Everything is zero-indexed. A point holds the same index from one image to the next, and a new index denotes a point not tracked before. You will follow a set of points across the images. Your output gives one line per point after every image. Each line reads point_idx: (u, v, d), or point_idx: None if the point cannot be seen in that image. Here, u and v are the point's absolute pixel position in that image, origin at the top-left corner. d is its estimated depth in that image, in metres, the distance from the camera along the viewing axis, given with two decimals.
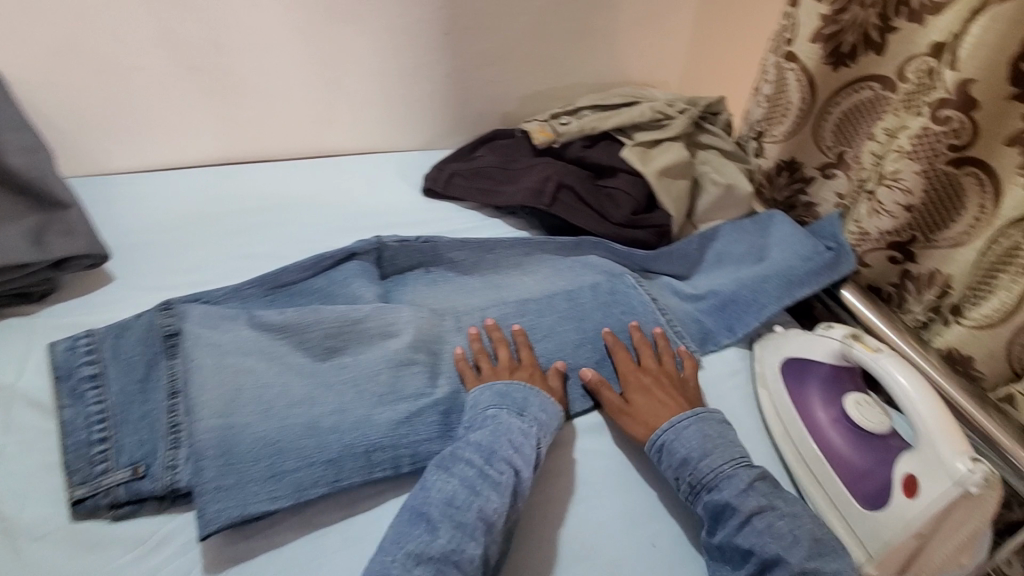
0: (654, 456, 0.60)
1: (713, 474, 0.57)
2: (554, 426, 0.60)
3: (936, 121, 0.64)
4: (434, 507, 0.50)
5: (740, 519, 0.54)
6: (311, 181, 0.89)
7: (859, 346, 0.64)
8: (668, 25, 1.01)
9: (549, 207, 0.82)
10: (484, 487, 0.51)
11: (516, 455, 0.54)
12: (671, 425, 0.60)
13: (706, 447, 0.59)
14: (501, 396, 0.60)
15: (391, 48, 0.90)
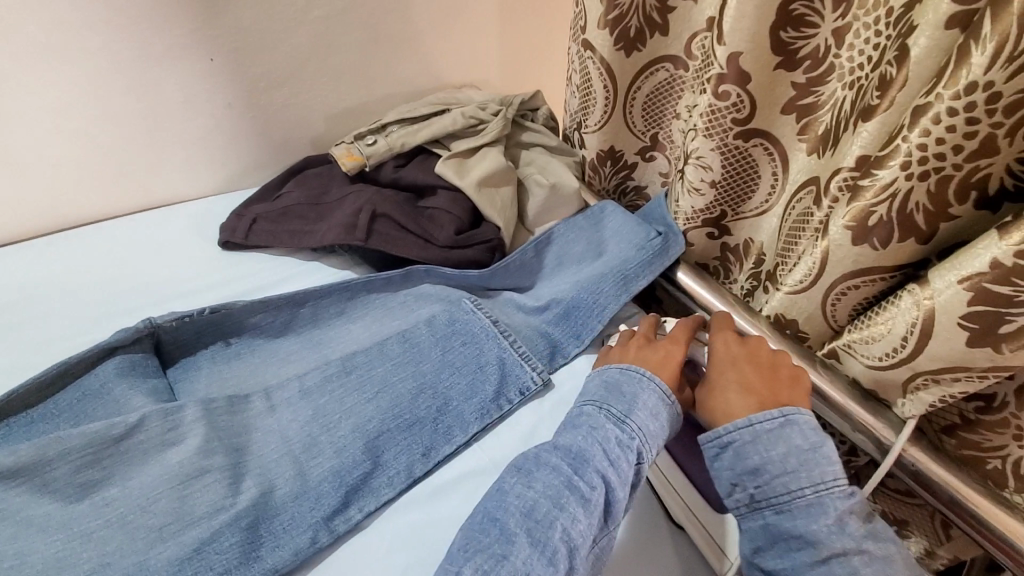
0: (716, 450, 0.54)
1: (790, 497, 0.50)
2: (665, 433, 0.56)
3: (718, 97, 0.64)
4: (513, 517, 0.47)
5: (810, 557, 0.47)
6: (76, 259, 0.74)
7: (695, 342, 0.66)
8: (471, 21, 0.95)
9: (365, 241, 0.73)
10: (571, 500, 0.48)
11: (611, 468, 0.51)
12: (750, 421, 0.53)
13: (791, 463, 0.50)
14: (607, 391, 0.57)
15: (143, 83, 0.75)
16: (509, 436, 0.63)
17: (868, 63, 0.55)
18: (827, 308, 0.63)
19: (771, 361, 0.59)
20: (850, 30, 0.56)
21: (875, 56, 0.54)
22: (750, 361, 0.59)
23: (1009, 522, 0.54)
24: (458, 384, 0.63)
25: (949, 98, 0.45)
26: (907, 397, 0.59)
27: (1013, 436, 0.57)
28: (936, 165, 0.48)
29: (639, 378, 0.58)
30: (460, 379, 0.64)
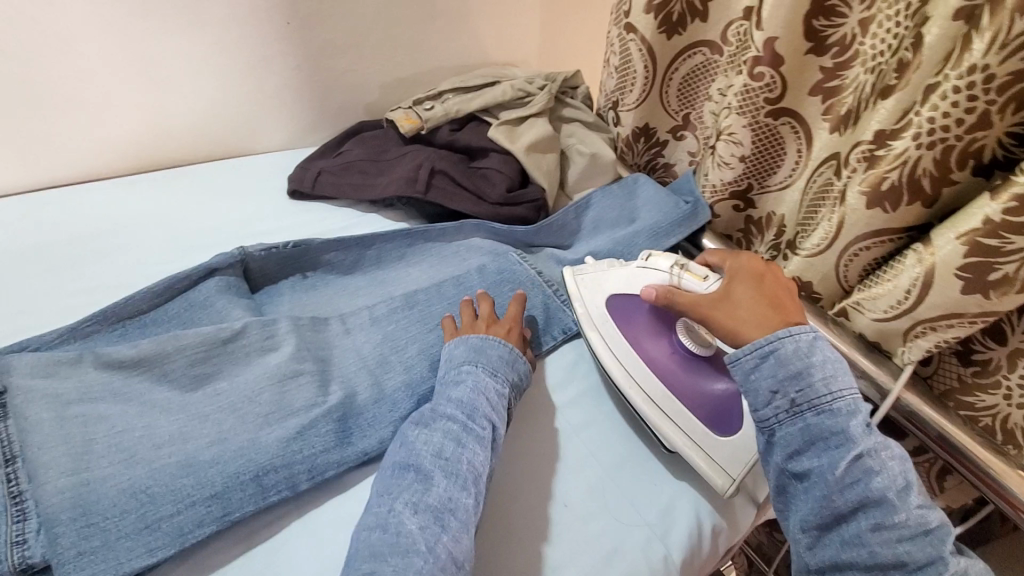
0: (754, 360, 0.55)
1: (830, 398, 0.52)
2: (524, 383, 0.62)
3: (753, 78, 0.72)
4: (425, 458, 0.52)
5: (849, 454, 0.50)
6: (155, 196, 0.80)
7: (689, 276, 0.65)
8: (518, 6, 1.03)
9: (424, 194, 0.80)
10: (469, 440, 0.53)
11: (493, 410, 0.57)
12: (792, 334, 0.54)
13: (828, 369, 0.53)
14: (476, 352, 0.61)
15: (228, 41, 0.81)
16: (551, 370, 0.70)
17: (887, 51, 0.62)
18: (840, 268, 0.71)
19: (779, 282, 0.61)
20: (874, 21, 0.64)
21: (895, 44, 0.61)
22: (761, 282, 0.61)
23: (994, 462, 0.63)
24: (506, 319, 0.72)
25: (955, 78, 0.53)
26: (905, 344, 0.67)
27: (1003, 395, 0.66)
28: (942, 136, 0.56)
29: (504, 349, 0.62)
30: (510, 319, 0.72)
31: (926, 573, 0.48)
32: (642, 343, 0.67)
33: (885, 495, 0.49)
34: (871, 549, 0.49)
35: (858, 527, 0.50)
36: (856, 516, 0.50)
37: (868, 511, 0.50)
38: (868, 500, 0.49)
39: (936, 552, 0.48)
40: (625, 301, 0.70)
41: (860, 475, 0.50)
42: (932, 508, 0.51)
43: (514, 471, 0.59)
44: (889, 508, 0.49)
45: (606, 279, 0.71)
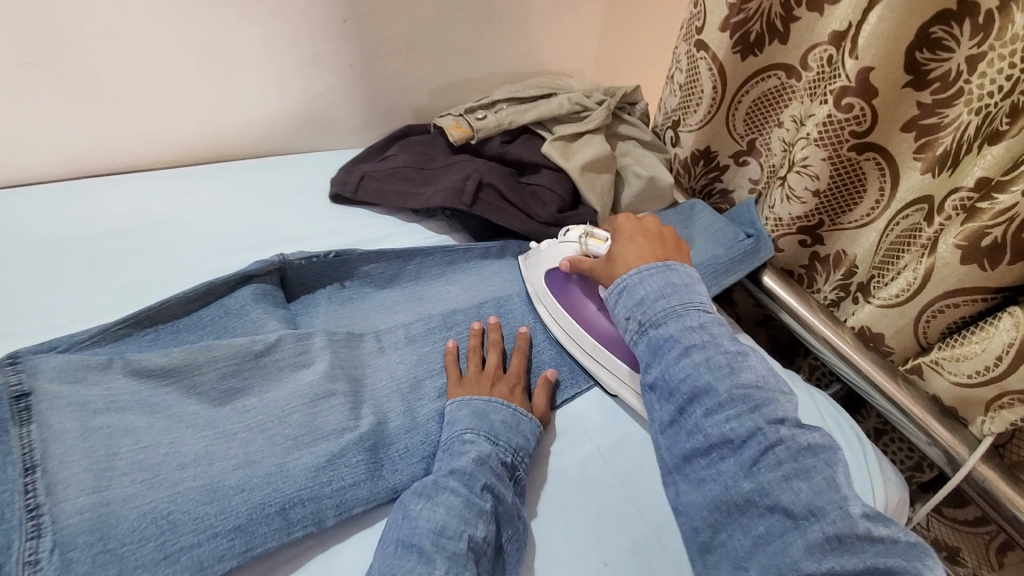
0: (614, 298, 0.63)
1: (662, 313, 0.60)
2: (532, 448, 0.57)
3: (839, 108, 0.66)
4: (425, 538, 0.47)
5: (676, 354, 0.57)
6: (196, 191, 0.78)
7: (593, 241, 0.70)
8: (580, 14, 0.98)
9: (470, 207, 0.76)
10: (474, 516, 0.49)
11: (496, 480, 0.52)
12: (637, 272, 0.63)
13: (667, 293, 0.61)
14: (479, 417, 0.56)
15: (283, 36, 0.78)
16: (594, 408, 0.65)
17: (998, 92, 0.56)
18: (919, 325, 0.66)
19: (655, 233, 0.69)
20: (984, 59, 0.56)
21: (1008, 86, 0.55)
22: (643, 237, 0.68)
23: None
24: (547, 349, 0.68)
25: None
26: (988, 414, 0.61)
27: None
28: None
29: (508, 412, 0.58)
30: (550, 349, 0.68)
31: (749, 446, 0.51)
32: (575, 304, 0.70)
33: (712, 383, 0.54)
34: (704, 433, 0.53)
35: (696, 417, 0.54)
36: (692, 406, 0.55)
37: (700, 400, 0.55)
38: (698, 390, 0.55)
39: (755, 423, 0.51)
40: (555, 273, 0.71)
41: (689, 371, 0.56)
42: (772, 396, 0.54)
43: (550, 519, 0.55)
44: (721, 394, 0.54)
45: (539, 256, 0.72)
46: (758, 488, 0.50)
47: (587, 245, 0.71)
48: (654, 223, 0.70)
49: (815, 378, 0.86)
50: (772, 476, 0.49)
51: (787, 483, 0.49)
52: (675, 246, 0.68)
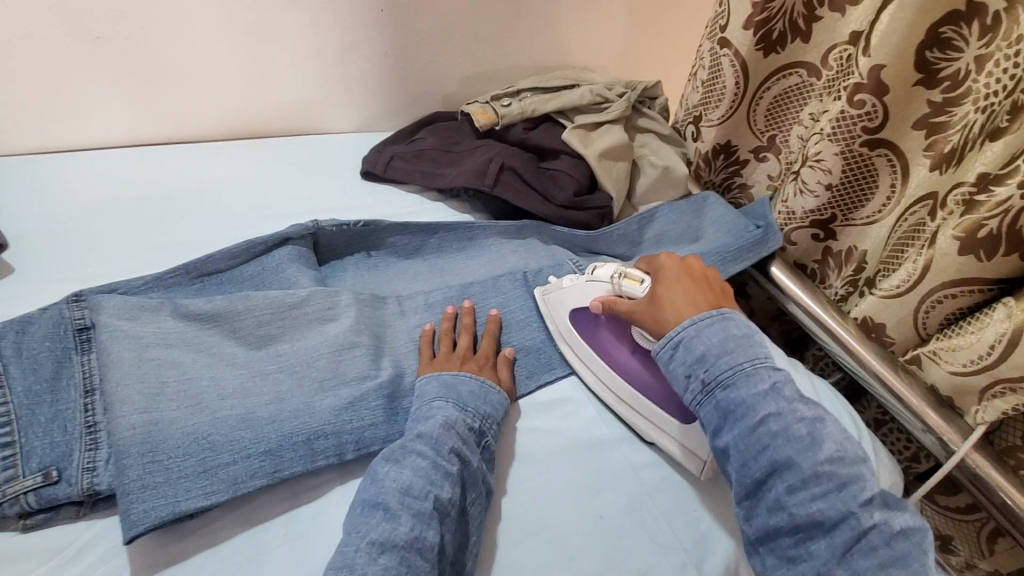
0: (668, 351, 0.58)
1: (731, 371, 0.54)
2: (501, 416, 0.59)
3: (851, 104, 0.69)
4: (391, 496, 0.48)
5: (752, 422, 0.51)
6: (238, 163, 0.84)
7: (625, 282, 0.65)
8: (606, 12, 1.03)
9: (492, 187, 0.81)
10: (440, 477, 0.50)
11: (463, 445, 0.54)
12: (694, 322, 0.57)
13: (729, 347, 0.55)
14: (447, 389, 0.59)
15: (325, 22, 0.84)
16: None
17: (1002, 91, 0.58)
18: (919, 316, 0.68)
19: (702, 276, 0.64)
20: (991, 59, 0.59)
21: (1011, 86, 0.57)
22: (690, 280, 0.62)
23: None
24: None
25: None
26: (981, 403, 0.63)
27: None
28: None
29: (475, 383, 0.60)
30: None
31: (841, 529, 0.46)
32: (607, 348, 0.66)
33: (794, 459, 0.49)
34: (789, 512, 0.48)
35: (777, 492, 0.49)
36: (772, 480, 0.50)
37: (782, 474, 0.49)
38: (778, 464, 0.49)
39: (845, 503, 0.47)
40: (583, 314, 0.68)
41: (768, 442, 0.50)
42: (854, 469, 0.49)
43: (553, 473, 0.58)
44: (803, 471, 0.49)
45: (562, 295, 0.68)
46: None
47: (620, 284, 0.65)
48: (700, 265, 0.65)
49: (818, 369, 0.88)
50: (867, 564, 0.45)
51: (882, 571, 0.45)
52: (721, 290, 0.64)
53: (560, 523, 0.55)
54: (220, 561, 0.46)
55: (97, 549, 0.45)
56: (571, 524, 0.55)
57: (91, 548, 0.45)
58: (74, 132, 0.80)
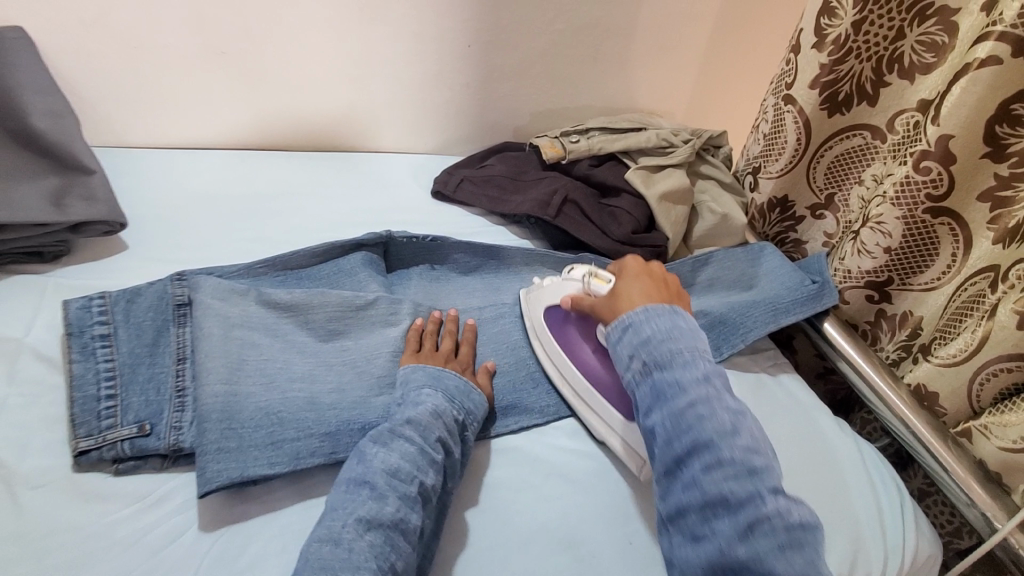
0: (617, 332, 0.60)
1: (669, 353, 0.55)
2: (482, 414, 0.61)
3: (917, 171, 0.70)
4: (378, 477, 0.50)
5: (679, 403, 0.52)
6: (322, 172, 0.91)
7: (594, 280, 0.70)
8: (677, 62, 1.07)
9: (553, 218, 0.85)
10: (424, 464, 0.52)
11: (448, 435, 0.55)
12: (645, 309, 0.59)
13: (673, 333, 0.56)
14: (433, 379, 0.60)
15: (417, 54, 0.91)
16: None
17: None
18: (973, 388, 0.68)
19: (661, 276, 0.67)
20: None
21: None
22: (648, 278, 0.66)
23: None
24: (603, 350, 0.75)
25: None
26: None
27: None
28: None
29: (460, 381, 0.62)
30: None
31: (745, 509, 0.45)
32: (573, 341, 0.69)
33: (714, 439, 0.49)
34: (702, 490, 0.47)
35: (693, 471, 0.49)
36: (690, 459, 0.49)
37: (701, 454, 0.49)
38: (699, 444, 0.49)
39: (756, 488, 0.46)
40: (555, 311, 0.72)
41: (693, 421, 0.50)
42: (773, 464, 0.48)
43: (588, 492, 0.60)
44: (720, 453, 0.48)
45: (540, 291, 0.73)
46: (751, 557, 0.43)
47: (590, 284, 0.70)
48: (661, 269, 0.70)
49: (866, 432, 0.87)
50: (767, 545, 0.43)
51: (781, 554, 0.42)
52: (676, 293, 0.67)
53: (592, 541, 0.56)
54: (278, 526, 0.50)
55: (173, 501, 0.50)
56: (602, 543, 0.56)
57: (167, 500, 0.50)
58: (188, 132, 0.89)
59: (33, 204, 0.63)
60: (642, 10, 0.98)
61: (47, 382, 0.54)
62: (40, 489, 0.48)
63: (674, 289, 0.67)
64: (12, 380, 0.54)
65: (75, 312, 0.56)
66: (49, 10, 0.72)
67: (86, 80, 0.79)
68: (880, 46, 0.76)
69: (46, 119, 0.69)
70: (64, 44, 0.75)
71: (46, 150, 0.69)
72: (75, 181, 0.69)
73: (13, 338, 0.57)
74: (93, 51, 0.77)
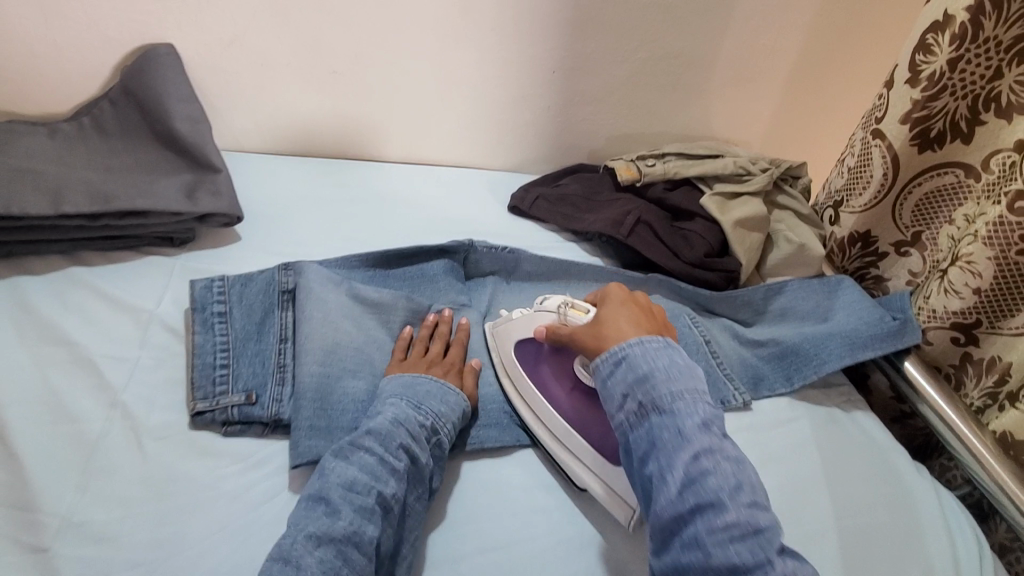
0: (611, 367, 0.56)
1: (670, 397, 0.52)
2: (456, 418, 0.60)
3: (1012, 211, 0.67)
4: (333, 491, 0.50)
5: (682, 454, 0.50)
6: (411, 184, 0.98)
7: (572, 311, 0.64)
8: (756, 92, 1.08)
9: (625, 237, 0.88)
10: (384, 473, 0.52)
11: (412, 441, 0.55)
12: (641, 342, 0.56)
13: (671, 373, 0.54)
14: (406, 387, 0.61)
15: (505, 78, 0.97)
16: None
17: None
18: None
19: (646, 305, 0.64)
20: None
21: None
22: (634, 306, 0.62)
23: None
24: None
25: None
26: None
27: None
28: None
29: (435, 386, 0.62)
30: None
31: None
32: (546, 377, 0.65)
33: (720, 498, 0.47)
34: (705, 551, 0.46)
35: (695, 530, 0.47)
36: (692, 516, 0.48)
37: (704, 512, 0.47)
38: (703, 502, 0.47)
39: (763, 552, 0.45)
40: (527, 347, 0.68)
41: (696, 475, 0.49)
42: (776, 520, 0.48)
43: None
44: (726, 512, 0.47)
45: (510, 325, 0.68)
46: None
47: (566, 314, 0.64)
48: (642, 296, 0.66)
49: (943, 480, 0.83)
50: None
51: None
52: (660, 322, 0.64)
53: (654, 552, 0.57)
54: None
55: (270, 466, 0.55)
56: None
57: (266, 463, 0.55)
58: (294, 141, 0.98)
59: (169, 196, 0.73)
60: (725, 42, 1.01)
61: (171, 349, 0.62)
62: (162, 441, 0.54)
63: (660, 319, 0.63)
64: (144, 345, 0.61)
65: (200, 290, 0.64)
66: (194, 31, 0.83)
67: (216, 91, 0.90)
68: (976, 85, 0.74)
69: (186, 124, 0.80)
70: (203, 60, 0.86)
71: (186, 151, 0.79)
72: (205, 178, 0.78)
73: (146, 309, 0.65)
74: (228, 67, 0.87)
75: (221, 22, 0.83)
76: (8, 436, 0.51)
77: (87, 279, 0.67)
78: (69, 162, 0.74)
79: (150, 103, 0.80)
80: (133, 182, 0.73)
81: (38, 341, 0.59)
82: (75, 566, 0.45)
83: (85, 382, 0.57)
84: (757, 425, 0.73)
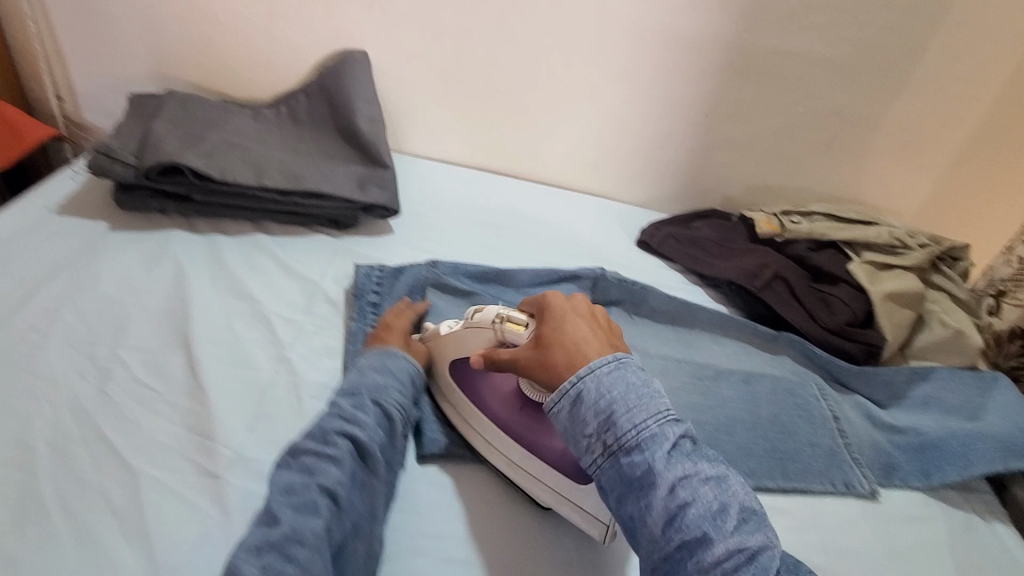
0: (565, 406, 0.51)
1: (635, 434, 0.48)
2: (396, 386, 0.59)
3: None
4: (272, 499, 0.48)
5: (657, 495, 0.46)
6: (546, 204, 1.01)
7: (512, 326, 0.59)
8: (921, 162, 1.02)
9: (759, 290, 0.86)
10: (321, 464, 0.50)
11: (348, 424, 0.53)
12: (591, 370, 0.51)
13: (631, 400, 0.49)
14: (348, 377, 0.60)
15: (658, 113, 0.99)
16: (829, 510, 0.67)
17: None
18: None
19: (590, 312, 0.59)
20: None
21: None
22: (582, 317, 0.58)
23: None
24: (795, 437, 0.71)
25: None
26: None
27: None
28: None
29: (375, 358, 0.61)
30: (796, 440, 0.71)
31: None
32: (484, 398, 0.62)
33: (704, 529, 0.44)
34: None
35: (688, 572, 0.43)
36: (681, 554, 0.44)
37: (693, 548, 0.44)
38: (688, 539, 0.44)
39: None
40: (461, 366, 0.64)
41: (678, 515, 0.45)
42: (765, 532, 0.45)
43: None
44: (713, 541, 0.43)
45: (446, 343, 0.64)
46: None
47: (504, 329, 0.59)
48: (583, 299, 0.61)
49: None
50: None
51: None
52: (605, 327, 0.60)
53: None
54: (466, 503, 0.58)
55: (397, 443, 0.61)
56: None
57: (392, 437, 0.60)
58: (449, 150, 1.05)
59: (345, 184, 0.81)
60: (897, 104, 0.96)
61: (331, 321, 0.68)
62: (317, 401, 0.60)
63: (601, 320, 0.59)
64: (310, 313, 0.68)
65: (362, 277, 0.72)
66: (387, 41, 0.92)
67: (392, 96, 0.99)
68: None
69: (366, 123, 0.88)
70: (388, 67, 0.95)
71: (362, 147, 0.88)
72: (373, 172, 0.86)
73: (314, 281, 0.73)
74: (407, 76, 0.96)
75: (412, 37, 0.92)
76: (201, 370, 0.59)
77: (268, 247, 0.76)
78: (268, 143, 0.85)
79: (338, 100, 0.89)
80: (317, 168, 0.82)
81: (228, 294, 0.68)
82: (242, 495, 0.51)
83: (262, 335, 0.64)
84: (884, 514, 0.68)
